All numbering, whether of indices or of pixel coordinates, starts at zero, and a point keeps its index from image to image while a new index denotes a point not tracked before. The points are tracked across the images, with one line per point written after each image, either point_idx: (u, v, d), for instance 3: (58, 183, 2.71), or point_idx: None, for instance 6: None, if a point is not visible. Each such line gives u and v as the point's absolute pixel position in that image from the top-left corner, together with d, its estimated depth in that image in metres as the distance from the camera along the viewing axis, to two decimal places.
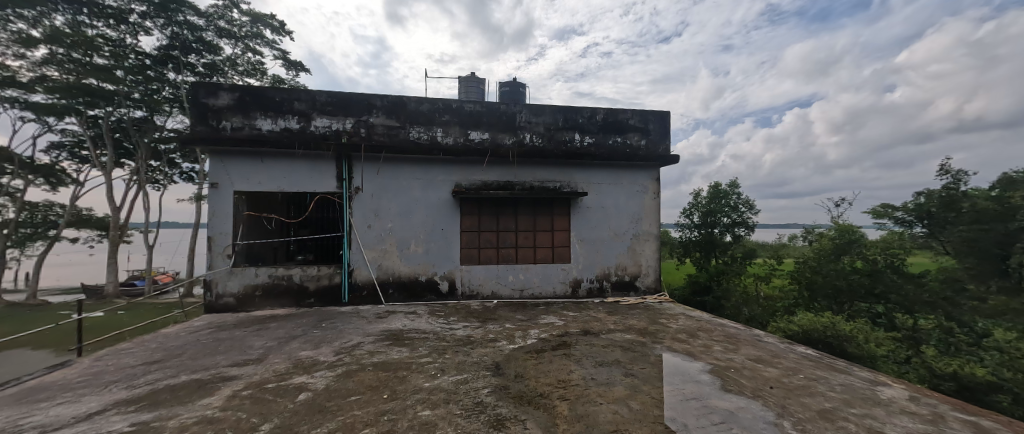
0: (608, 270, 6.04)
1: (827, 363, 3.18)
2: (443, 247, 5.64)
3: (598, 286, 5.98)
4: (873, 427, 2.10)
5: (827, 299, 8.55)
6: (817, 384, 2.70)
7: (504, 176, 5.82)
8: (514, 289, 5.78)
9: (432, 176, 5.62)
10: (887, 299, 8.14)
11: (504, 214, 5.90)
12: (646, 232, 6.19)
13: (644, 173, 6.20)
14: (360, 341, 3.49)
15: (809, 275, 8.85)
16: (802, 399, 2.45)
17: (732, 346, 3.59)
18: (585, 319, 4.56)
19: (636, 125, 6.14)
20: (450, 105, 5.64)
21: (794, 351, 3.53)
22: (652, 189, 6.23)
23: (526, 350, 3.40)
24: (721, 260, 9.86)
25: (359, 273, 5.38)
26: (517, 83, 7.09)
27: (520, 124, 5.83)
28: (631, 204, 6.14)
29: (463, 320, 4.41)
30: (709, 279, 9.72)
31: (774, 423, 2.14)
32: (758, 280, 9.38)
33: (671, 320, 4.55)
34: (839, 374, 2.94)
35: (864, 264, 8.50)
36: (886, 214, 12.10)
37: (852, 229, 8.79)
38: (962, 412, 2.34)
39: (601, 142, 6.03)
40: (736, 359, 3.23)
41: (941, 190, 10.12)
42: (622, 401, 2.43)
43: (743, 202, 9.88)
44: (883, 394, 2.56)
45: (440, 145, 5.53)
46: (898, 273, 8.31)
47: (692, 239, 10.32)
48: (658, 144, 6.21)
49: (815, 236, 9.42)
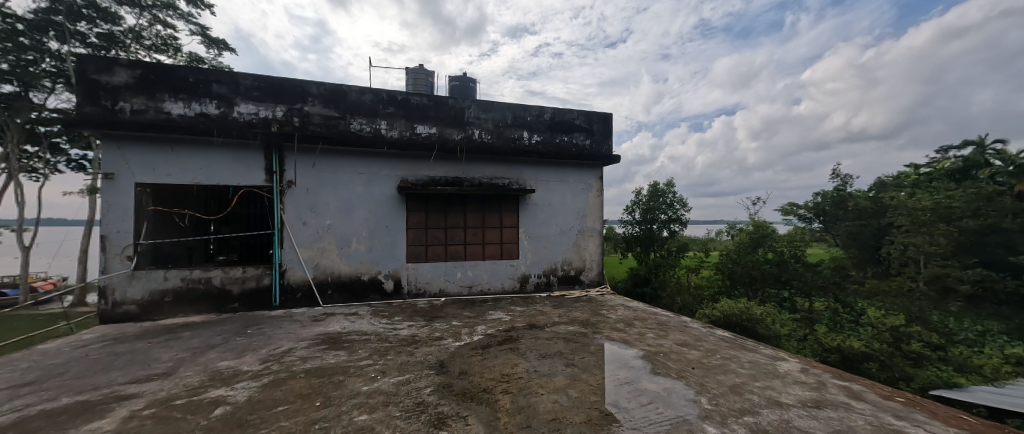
0: (555, 265, 6.23)
1: (740, 343, 3.60)
2: (387, 244, 5.42)
3: (545, 280, 6.15)
4: (772, 397, 2.41)
5: (744, 287, 9.66)
6: (731, 362, 3.04)
7: (452, 172, 5.74)
8: (463, 286, 5.74)
9: (376, 171, 5.37)
10: (791, 285, 9.45)
11: (452, 210, 5.80)
12: (590, 228, 6.48)
13: (589, 171, 6.47)
14: (292, 347, 3.25)
15: (729, 266, 9.88)
16: (718, 377, 2.75)
17: (662, 333, 3.91)
18: (531, 314, 4.66)
19: (582, 125, 6.38)
20: (395, 97, 5.41)
21: (714, 334, 3.93)
22: (595, 187, 6.53)
23: (471, 347, 3.40)
24: (659, 254, 10.64)
25: (292, 274, 4.99)
26: (467, 78, 7.00)
27: (469, 120, 5.77)
28: (576, 201, 6.38)
29: (407, 320, 4.29)
30: (648, 272, 10.47)
31: (693, 400, 2.38)
32: (689, 271, 10.18)
33: (611, 311, 4.83)
34: (749, 352, 3.33)
35: (774, 255, 9.62)
36: (792, 212, 14.04)
37: (765, 225, 9.85)
38: (838, 379, 2.78)
39: (549, 141, 6.18)
40: (665, 344, 3.52)
41: (832, 192, 12.17)
42: (562, 390, 2.53)
43: (678, 201, 10.76)
44: (781, 367, 2.95)
45: (384, 138, 5.29)
46: (799, 262, 9.60)
47: (634, 234, 10.97)
48: (602, 144, 6.52)
49: (736, 230, 10.48)
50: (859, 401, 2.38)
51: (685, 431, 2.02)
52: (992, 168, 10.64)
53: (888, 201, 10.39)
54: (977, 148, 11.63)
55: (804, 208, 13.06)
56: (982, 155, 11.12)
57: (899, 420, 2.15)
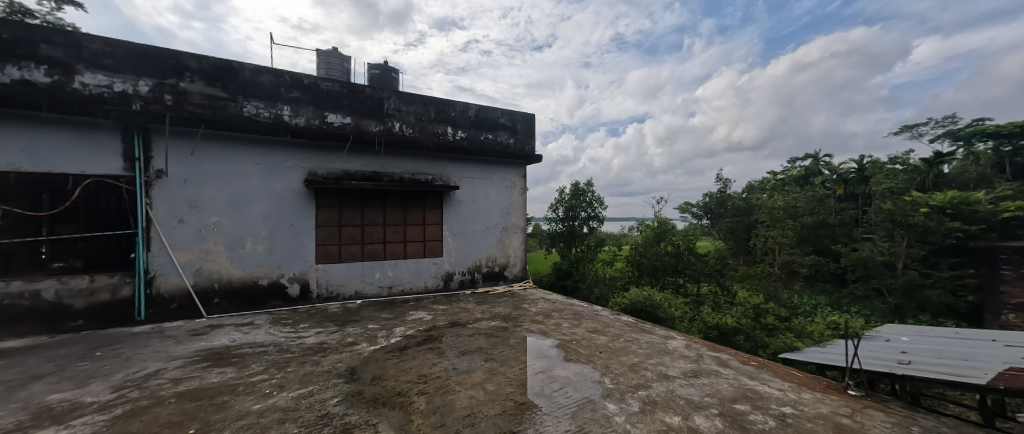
0: (479, 262, 6.25)
1: (640, 327, 4.04)
2: (292, 244, 4.88)
3: (469, 277, 6.14)
4: (662, 371, 2.75)
5: (649, 276, 10.77)
6: (631, 344, 3.40)
7: (368, 166, 5.37)
8: (382, 287, 5.43)
9: (276, 162, 4.78)
10: (683, 273, 10.71)
11: (369, 207, 5.42)
12: (514, 225, 6.65)
13: (512, 169, 6.63)
14: (160, 369, 2.73)
15: (638, 259, 11.00)
16: (620, 358, 3.05)
17: (576, 322, 4.18)
18: (454, 311, 4.62)
19: (506, 124, 6.46)
20: (300, 80, 4.84)
21: (621, 320, 4.34)
22: (519, 185, 6.71)
23: (387, 350, 3.24)
24: (580, 249, 11.65)
25: (165, 281, 4.20)
26: (388, 67, 6.60)
27: (388, 111, 5.43)
28: (500, 199, 6.48)
29: (315, 326, 3.92)
30: (570, 266, 11.21)
31: (598, 381, 2.60)
32: (605, 264, 11.05)
33: (531, 305, 5.02)
34: (646, 334, 3.76)
35: (673, 247, 10.87)
36: (687, 209, 16.39)
37: (667, 221, 11.21)
38: (713, 350, 3.29)
39: (473, 137, 6.12)
40: (577, 332, 3.79)
41: (714, 194, 14.47)
42: (479, 385, 2.56)
43: (596, 199, 11.89)
44: (671, 345, 3.39)
45: (287, 126, 4.72)
46: (691, 253, 10.90)
47: (558, 231, 11.99)
48: (525, 143, 6.68)
49: (644, 226, 11.69)
50: (725, 368, 2.85)
51: (590, 410, 2.20)
52: (823, 176, 13.62)
53: (752, 201, 13.10)
54: (813, 160, 14.78)
55: (696, 207, 15.27)
56: (816, 166, 14.12)
57: (751, 379, 2.63)
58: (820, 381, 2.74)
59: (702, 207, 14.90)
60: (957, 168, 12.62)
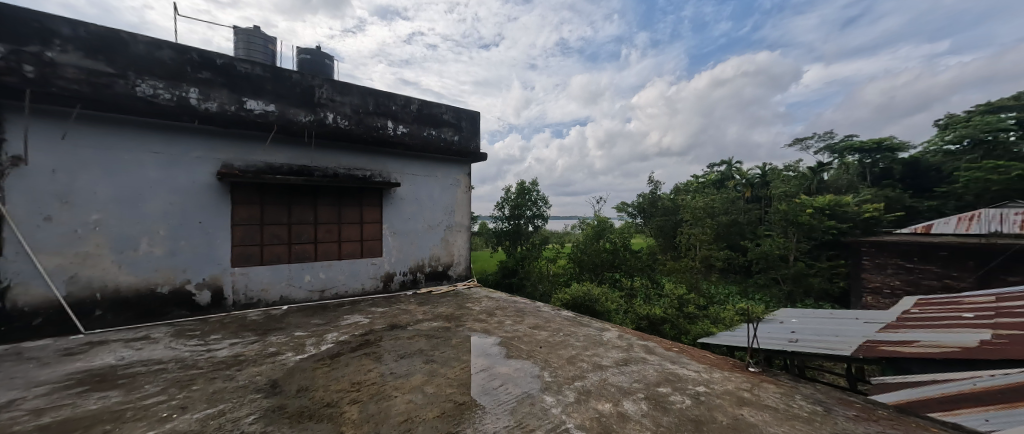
0: (422, 262, 6.05)
1: (578, 321, 4.21)
2: (200, 245, 4.29)
3: (411, 278, 5.91)
4: (597, 362, 2.91)
5: (589, 272, 11.24)
6: (569, 338, 3.53)
7: (296, 159, 4.93)
8: (312, 291, 5.02)
9: (180, 151, 4.16)
10: (620, 268, 11.41)
11: (297, 204, 4.96)
12: (458, 223, 6.55)
13: (456, 167, 6.51)
14: (16, 399, 2.23)
15: (579, 256, 11.49)
16: (559, 351, 3.16)
17: (519, 319, 4.24)
18: (393, 313, 4.41)
19: (450, 120, 6.30)
20: (211, 60, 4.25)
21: (561, 315, 4.49)
22: (463, 183, 6.63)
23: (316, 358, 2.99)
24: (524, 247, 11.84)
25: (25, 292, 3.46)
26: (320, 53, 6.10)
27: (319, 100, 4.99)
28: (444, 197, 6.35)
29: (230, 337, 3.50)
30: (515, 264, 11.41)
31: (537, 375, 2.66)
32: (548, 261, 11.40)
33: (475, 304, 4.99)
34: (584, 327, 3.94)
35: (611, 244, 11.51)
36: (623, 209, 17.61)
37: (606, 220, 11.89)
38: (642, 339, 3.55)
39: (415, 133, 5.86)
40: (519, 329, 3.84)
41: (647, 195, 15.73)
42: (417, 388, 2.48)
43: (541, 198, 12.16)
44: (606, 336, 3.59)
45: (194, 110, 4.12)
46: (627, 250, 11.60)
47: (503, 229, 12.13)
48: (470, 141, 6.57)
49: (585, 224, 12.29)
50: (652, 355, 3.09)
51: (529, 404, 2.24)
52: (735, 180, 15.44)
53: (678, 202, 14.47)
54: (727, 166, 16.70)
55: (631, 206, 16.47)
56: (730, 171, 15.99)
57: (673, 364, 2.89)
58: (729, 361, 3.08)
59: (637, 207, 16.15)
60: (833, 176, 15.13)
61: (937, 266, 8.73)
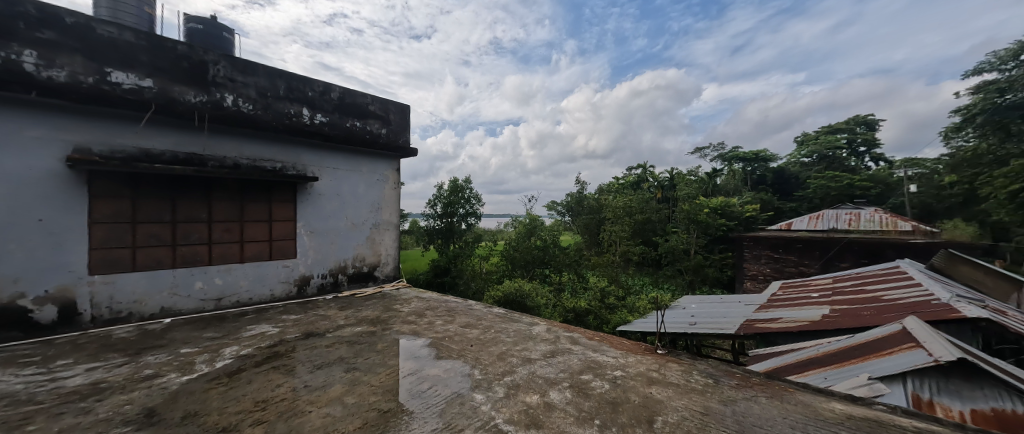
0: (345, 263, 5.59)
1: (509, 317, 4.28)
2: (41, 249, 3.42)
3: (331, 281, 5.41)
4: (525, 356, 2.98)
5: (521, 269, 11.52)
6: (500, 334, 3.57)
7: (184, 146, 4.19)
8: (206, 299, 4.32)
9: (8, 130, 3.27)
10: (550, 264, 11.82)
11: (186, 198, 4.22)
12: (386, 221, 6.17)
13: (383, 162, 6.11)
14: None
15: (511, 253, 11.70)
16: (491, 348, 3.17)
17: (450, 318, 4.16)
18: (308, 320, 4.00)
19: (378, 112, 5.88)
20: (57, 17, 3.40)
21: (492, 312, 4.52)
22: (392, 179, 6.26)
23: (209, 378, 2.58)
24: (457, 245, 11.71)
25: None
26: (217, 24, 5.26)
27: (214, 79, 4.29)
28: (370, 194, 5.93)
29: (87, 361, 2.85)
30: (447, 262, 11.26)
31: (467, 374, 2.64)
32: (481, 259, 11.52)
33: (403, 305, 4.76)
34: (514, 323, 4.02)
35: (541, 241, 11.91)
36: (553, 207, 18.39)
37: (537, 218, 12.28)
38: (567, 331, 3.74)
39: (336, 123, 5.37)
40: (450, 328, 3.77)
41: (574, 195, 16.68)
42: (336, 400, 2.28)
43: (474, 196, 12.12)
44: (535, 331, 3.70)
45: (30, 79, 3.26)
46: (557, 247, 12.08)
47: (435, 227, 11.84)
48: (399, 135, 6.20)
49: (517, 222, 12.55)
50: (576, 345, 3.28)
51: (458, 404, 2.21)
52: (649, 182, 17.12)
53: (601, 201, 15.59)
54: (643, 169, 18.45)
55: (560, 205, 17.34)
56: (645, 174, 17.67)
57: (595, 352, 3.09)
58: (641, 346, 3.39)
59: (565, 206, 17.04)
60: (724, 181, 17.66)
61: (796, 256, 10.72)
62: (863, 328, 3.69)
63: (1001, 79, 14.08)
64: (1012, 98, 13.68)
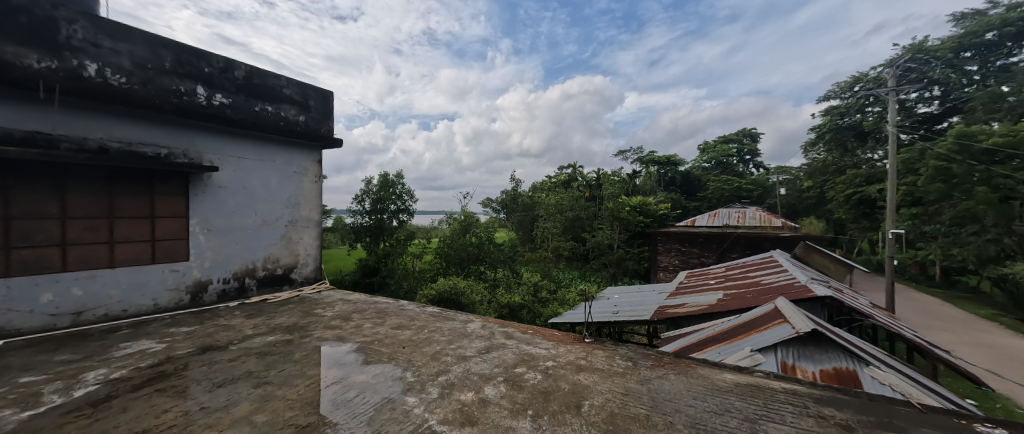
0: (253, 265, 4.92)
1: (443, 316, 4.17)
2: None
3: (235, 285, 4.73)
4: (461, 354, 2.94)
5: (456, 266, 11.37)
6: (435, 334, 3.47)
7: (22, 122, 3.30)
8: (60, 314, 3.49)
9: None
10: (485, 261, 11.79)
11: (27, 187, 3.34)
12: (304, 218, 5.56)
13: (302, 153, 5.49)
14: None
15: (445, 251, 11.49)
16: (424, 349, 3.06)
17: (380, 321, 3.92)
18: (206, 332, 3.46)
19: (294, 97, 5.27)
20: None
21: (426, 311, 4.37)
22: (312, 172, 5.66)
23: (64, 411, 2.07)
24: (388, 243, 11.21)
25: None
26: None
27: (69, 41, 3.46)
28: (286, 187, 5.28)
29: None
30: (377, 261, 10.78)
31: (400, 378, 2.50)
32: (414, 257, 11.19)
33: (326, 308, 4.35)
34: (448, 322, 3.93)
35: (477, 238, 11.85)
36: (488, 204, 18.50)
37: (472, 215, 12.18)
38: (502, 326, 3.77)
39: (241, 106, 4.69)
40: (380, 331, 3.55)
41: (508, 192, 16.99)
42: (244, 420, 2.00)
43: (406, 192, 11.68)
44: (470, 328, 3.66)
45: None
46: (492, 243, 12.11)
47: (363, 224, 11.20)
48: (320, 123, 5.63)
49: (452, 219, 12.33)
50: (510, 339, 3.32)
51: (389, 410, 2.08)
52: (578, 181, 18.12)
53: (535, 199, 16.10)
54: (573, 169, 19.47)
55: (495, 202, 17.52)
56: (575, 173, 18.66)
57: (528, 345, 3.17)
58: (570, 335, 3.56)
59: (499, 203, 17.26)
60: (642, 181, 19.42)
61: (698, 248, 12.24)
62: (748, 309, 4.34)
63: (841, 105, 17.61)
64: (848, 120, 17.32)
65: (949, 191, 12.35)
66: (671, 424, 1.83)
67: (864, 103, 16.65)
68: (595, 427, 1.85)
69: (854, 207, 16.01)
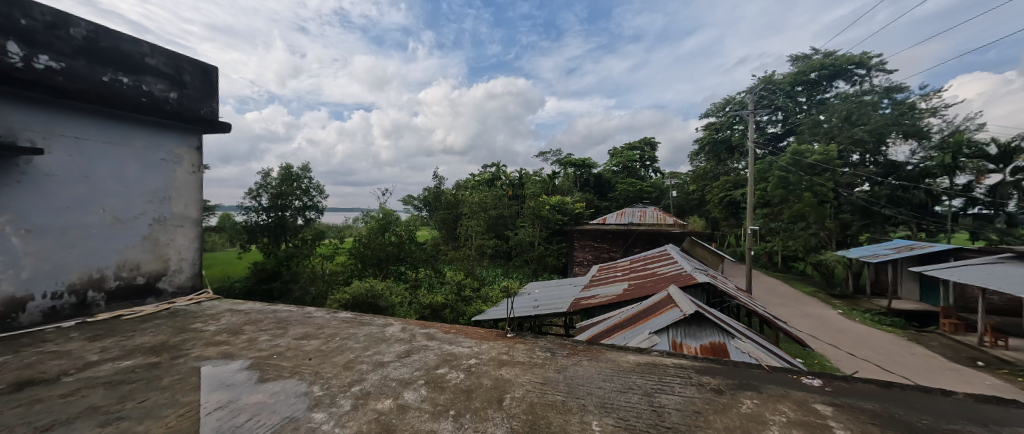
0: (101, 274, 3.40)
1: (357, 321, 3.87)
2: None
3: (62, 302, 3.15)
4: (377, 360, 2.76)
5: (373, 267, 10.72)
6: (347, 341, 3.20)
7: None
8: None
9: None
10: (406, 261, 11.16)
11: None
12: (178, 215, 4.02)
13: (175, 134, 3.98)
14: None
15: (360, 250, 10.69)
16: (334, 358, 2.81)
17: (280, 331, 3.46)
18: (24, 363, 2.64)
19: (163, 69, 3.87)
20: None
21: (337, 317, 4.00)
22: (188, 160, 4.13)
23: None
24: (291, 244, 10.07)
25: None
26: None
27: None
28: (150, 178, 3.74)
29: None
30: (277, 265, 9.58)
31: (305, 393, 2.24)
32: (324, 259, 10.44)
33: (210, 320, 3.68)
34: (363, 327, 3.66)
35: (397, 236, 11.09)
36: (409, 201, 17.76)
37: (392, 213, 11.40)
38: (423, 328, 3.63)
39: (82, 75, 3.22)
40: (280, 343, 3.14)
41: (430, 190, 16.56)
42: None
43: (314, 187, 10.63)
44: (388, 332, 3.46)
45: None
46: (414, 242, 11.45)
47: (259, 223, 9.83)
48: (201, 102, 4.21)
49: (369, 217, 11.54)
50: (432, 340, 3.23)
51: (291, 431, 1.86)
52: (501, 179, 18.38)
53: (458, 197, 16.01)
54: (496, 168, 19.72)
55: (417, 200, 17.01)
56: (499, 172, 18.89)
57: (450, 344, 3.12)
58: (492, 332, 3.59)
59: (422, 200, 16.78)
60: (560, 182, 20.61)
61: (608, 244, 13.44)
62: (646, 297, 4.92)
63: (717, 122, 21.09)
64: (722, 133, 20.83)
65: (787, 195, 15.36)
66: (584, 406, 1.97)
67: (732, 122, 20.19)
68: (516, 418, 1.89)
69: (726, 207, 19.26)
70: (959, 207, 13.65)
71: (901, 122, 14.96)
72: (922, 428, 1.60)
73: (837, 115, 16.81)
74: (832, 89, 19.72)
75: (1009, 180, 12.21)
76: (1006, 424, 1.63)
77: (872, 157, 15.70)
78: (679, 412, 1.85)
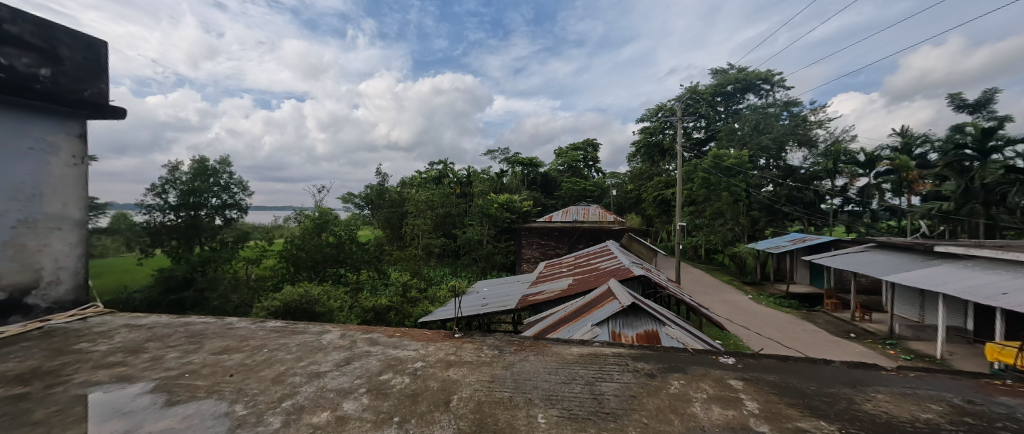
0: None
1: (288, 330, 3.55)
2: None
3: None
4: (312, 371, 2.56)
5: (307, 271, 10.10)
6: (277, 352, 2.93)
7: None
8: None
9: None
10: (346, 263, 10.62)
11: None
12: (53, 217, 3.32)
13: (46, 120, 3.25)
14: None
15: (293, 252, 10.09)
16: (261, 372, 2.55)
17: (193, 347, 3.06)
18: None
19: (29, 39, 3.20)
20: None
21: (264, 327, 3.64)
22: (68, 150, 3.43)
23: None
24: (207, 248, 8.96)
25: None
26: None
27: None
28: (13, 172, 3.05)
29: None
30: (190, 271, 8.43)
31: (225, 414, 2.01)
32: (249, 263, 9.73)
33: (101, 339, 3.13)
34: (296, 336, 3.37)
35: (334, 238, 10.55)
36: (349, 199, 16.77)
37: (329, 211, 10.80)
38: (364, 333, 3.46)
39: None
40: (194, 360, 2.78)
41: (372, 188, 15.84)
42: None
43: (236, 183, 9.60)
44: (324, 340, 3.22)
45: None
46: (355, 243, 10.92)
47: (165, 223, 8.51)
48: (82, 83, 3.51)
49: (303, 216, 10.70)
50: (374, 346, 3.08)
51: None
52: (448, 178, 18.14)
53: (403, 195, 15.59)
54: (443, 165, 19.38)
55: (358, 198, 16.15)
56: (446, 170, 18.65)
57: (394, 348, 3.00)
58: (440, 333, 3.52)
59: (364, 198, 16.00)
60: (508, 180, 20.86)
61: (553, 241, 13.87)
62: (588, 292, 5.17)
63: (650, 127, 22.79)
64: (655, 137, 22.61)
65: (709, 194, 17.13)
66: (530, 400, 2.02)
67: (664, 127, 21.97)
68: (462, 418, 1.88)
69: (658, 205, 20.91)
70: (838, 205, 16.28)
71: (796, 132, 17.61)
72: (810, 393, 1.88)
73: (748, 124, 19.09)
74: (744, 100, 22.33)
75: (873, 183, 14.86)
76: (869, 384, 1.99)
77: (775, 162, 18.07)
78: (618, 397, 1.98)
